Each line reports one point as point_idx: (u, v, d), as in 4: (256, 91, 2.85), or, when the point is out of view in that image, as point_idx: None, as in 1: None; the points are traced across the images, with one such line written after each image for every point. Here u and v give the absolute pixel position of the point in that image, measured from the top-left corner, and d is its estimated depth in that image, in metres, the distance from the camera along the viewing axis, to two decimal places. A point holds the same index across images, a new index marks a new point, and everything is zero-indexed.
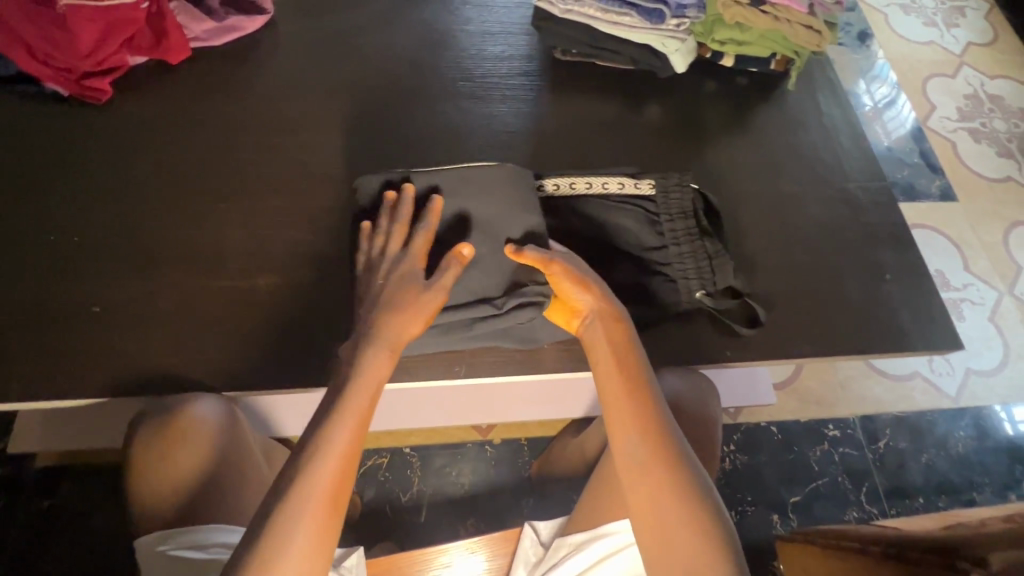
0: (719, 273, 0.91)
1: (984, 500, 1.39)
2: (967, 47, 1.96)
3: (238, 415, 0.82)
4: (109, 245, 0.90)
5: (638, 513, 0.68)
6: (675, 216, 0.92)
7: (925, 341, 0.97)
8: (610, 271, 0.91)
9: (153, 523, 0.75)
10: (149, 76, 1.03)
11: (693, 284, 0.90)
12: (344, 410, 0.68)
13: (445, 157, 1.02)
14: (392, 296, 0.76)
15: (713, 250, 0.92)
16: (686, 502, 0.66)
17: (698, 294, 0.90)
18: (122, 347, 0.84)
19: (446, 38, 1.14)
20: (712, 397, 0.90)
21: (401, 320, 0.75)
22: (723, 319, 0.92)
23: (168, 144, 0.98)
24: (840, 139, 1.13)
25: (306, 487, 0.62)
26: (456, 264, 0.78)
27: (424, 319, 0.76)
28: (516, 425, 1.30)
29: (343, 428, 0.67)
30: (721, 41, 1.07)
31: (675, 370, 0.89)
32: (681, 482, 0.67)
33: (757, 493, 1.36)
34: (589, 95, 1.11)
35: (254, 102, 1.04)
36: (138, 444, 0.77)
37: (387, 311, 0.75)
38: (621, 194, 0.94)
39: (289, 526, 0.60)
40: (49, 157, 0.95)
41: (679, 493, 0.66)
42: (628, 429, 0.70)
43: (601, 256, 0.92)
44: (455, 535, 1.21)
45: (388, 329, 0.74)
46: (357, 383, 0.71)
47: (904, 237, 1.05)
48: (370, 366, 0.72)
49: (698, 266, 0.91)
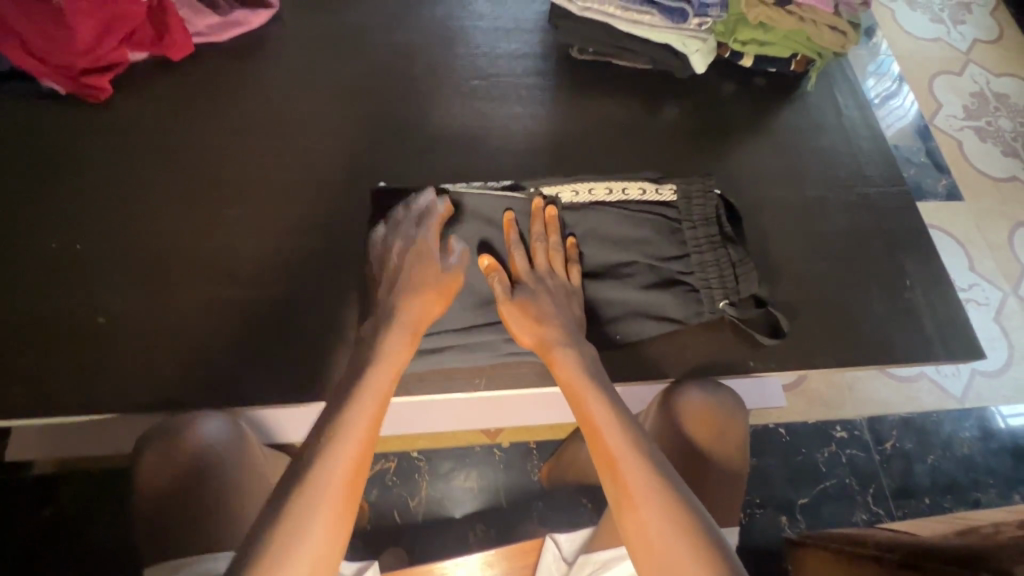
0: (743, 282, 0.89)
1: (988, 500, 1.39)
2: (973, 44, 1.94)
3: (245, 434, 0.79)
4: (113, 253, 0.86)
5: (629, 526, 0.66)
6: (697, 223, 0.90)
7: (945, 348, 0.96)
8: (631, 279, 0.89)
9: (162, 553, 0.71)
10: (151, 74, 0.99)
11: (716, 294, 0.88)
12: (360, 393, 0.68)
13: (458, 160, 0.99)
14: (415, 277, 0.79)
15: (736, 258, 0.89)
16: (674, 506, 0.65)
17: (722, 304, 0.88)
18: (133, 358, 0.81)
19: (458, 35, 1.10)
20: (739, 411, 0.86)
21: (421, 301, 0.78)
22: (745, 328, 0.91)
23: (172, 146, 0.94)
24: (856, 141, 1.11)
25: (325, 464, 0.61)
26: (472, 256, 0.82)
27: (443, 303, 0.79)
28: (524, 429, 1.29)
29: (360, 410, 0.67)
30: (744, 42, 1.05)
31: (698, 383, 0.88)
32: (672, 489, 0.66)
33: (765, 495, 1.36)
34: (605, 96, 1.09)
35: (260, 101, 1.00)
36: (146, 468, 0.75)
37: (411, 292, 0.78)
38: (642, 200, 0.91)
39: (310, 500, 0.59)
40: (48, 160, 0.91)
41: (669, 500, 0.65)
42: (612, 440, 0.70)
43: (622, 265, 0.90)
44: (463, 539, 1.20)
45: (411, 309, 0.77)
46: (371, 369, 0.71)
47: (924, 242, 1.04)
48: (391, 348, 0.73)
49: (722, 275, 0.89)
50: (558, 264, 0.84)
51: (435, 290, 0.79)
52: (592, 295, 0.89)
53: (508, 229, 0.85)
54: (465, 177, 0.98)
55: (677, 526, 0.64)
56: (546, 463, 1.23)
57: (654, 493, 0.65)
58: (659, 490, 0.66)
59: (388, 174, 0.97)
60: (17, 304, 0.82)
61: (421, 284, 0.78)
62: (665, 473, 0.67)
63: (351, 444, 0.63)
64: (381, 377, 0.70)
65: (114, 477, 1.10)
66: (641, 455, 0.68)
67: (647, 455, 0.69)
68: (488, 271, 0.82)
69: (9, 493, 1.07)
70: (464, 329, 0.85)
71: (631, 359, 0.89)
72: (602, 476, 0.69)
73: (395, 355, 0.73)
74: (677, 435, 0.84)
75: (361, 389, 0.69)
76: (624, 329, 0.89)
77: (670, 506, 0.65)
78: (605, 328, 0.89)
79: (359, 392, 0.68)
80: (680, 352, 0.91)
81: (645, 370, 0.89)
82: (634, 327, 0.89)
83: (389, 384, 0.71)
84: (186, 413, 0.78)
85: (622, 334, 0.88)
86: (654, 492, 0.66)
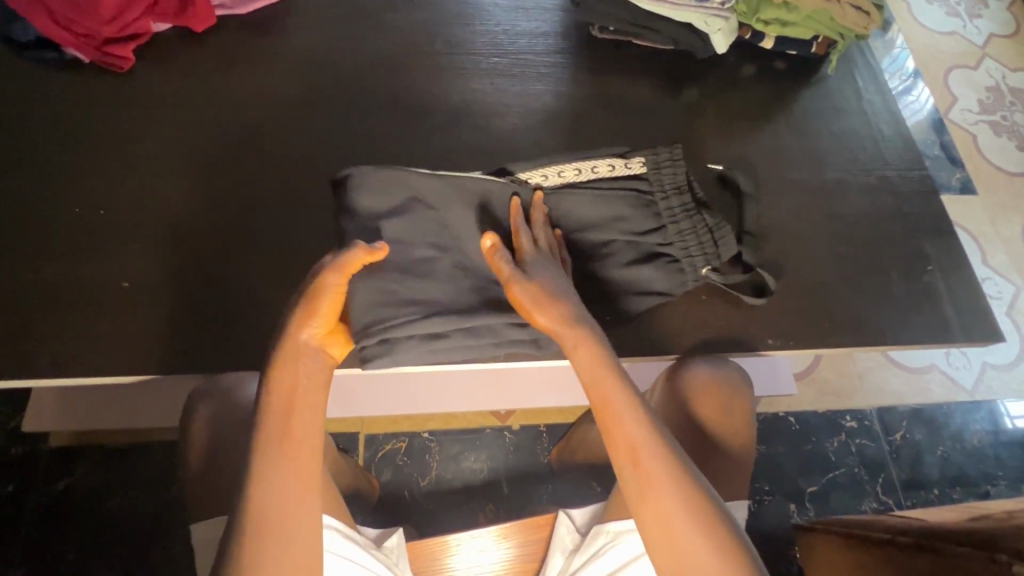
0: (721, 245, 0.89)
1: (998, 493, 1.39)
2: (989, 38, 1.93)
3: None
4: (137, 221, 0.87)
5: (646, 508, 0.66)
6: (669, 192, 0.90)
7: (965, 333, 0.95)
8: (611, 258, 0.88)
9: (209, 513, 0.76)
10: (173, 45, 0.99)
11: (697, 261, 0.88)
12: (289, 427, 0.66)
13: (478, 136, 1.00)
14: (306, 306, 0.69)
15: (713, 222, 0.89)
16: (691, 494, 0.66)
17: (704, 271, 0.88)
18: (156, 325, 0.82)
19: (478, 12, 1.10)
20: (743, 390, 0.89)
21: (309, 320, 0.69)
22: (739, 293, 0.91)
23: (194, 117, 0.95)
24: (876, 125, 1.11)
25: (265, 548, 0.61)
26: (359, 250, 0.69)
27: (331, 304, 0.69)
28: (534, 413, 1.31)
29: (283, 480, 0.64)
30: (767, 21, 1.04)
31: (707, 360, 0.90)
32: (689, 480, 0.67)
33: (774, 483, 1.36)
34: (625, 76, 1.08)
35: (282, 75, 1.00)
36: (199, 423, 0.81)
37: (303, 319, 0.69)
38: (612, 176, 0.90)
39: (260, 550, 0.61)
40: (72, 128, 0.92)
41: (687, 491, 0.66)
42: (632, 428, 0.69)
43: (597, 246, 0.89)
44: (473, 520, 1.21)
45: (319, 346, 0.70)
46: (295, 393, 0.68)
47: (944, 228, 1.03)
48: (312, 372, 0.69)
49: (700, 242, 0.88)
50: (555, 251, 0.82)
51: (298, 341, 0.69)
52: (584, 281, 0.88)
53: (514, 213, 0.81)
54: (484, 153, 0.98)
55: (694, 511, 0.65)
56: (556, 445, 1.24)
57: (674, 480, 0.66)
58: (677, 478, 0.66)
59: (407, 149, 0.97)
60: (42, 269, 0.82)
61: (282, 346, 0.69)
62: (681, 458, 0.68)
63: (284, 529, 0.62)
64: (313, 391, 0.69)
65: (130, 448, 1.11)
66: (659, 443, 0.68)
67: (666, 441, 0.69)
68: (489, 254, 0.75)
69: (28, 464, 1.09)
70: (463, 312, 0.78)
71: (649, 332, 0.89)
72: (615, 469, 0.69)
73: (313, 395, 0.69)
74: (680, 410, 0.87)
75: (274, 466, 0.64)
76: (617, 307, 0.88)
77: (687, 494, 0.66)
78: (599, 310, 0.88)
79: (276, 479, 0.64)
80: (699, 328, 0.90)
81: (664, 343, 0.88)
82: (620, 306, 0.88)
83: (318, 398, 0.69)
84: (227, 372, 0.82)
85: (609, 314, 0.88)
86: (675, 479, 0.66)
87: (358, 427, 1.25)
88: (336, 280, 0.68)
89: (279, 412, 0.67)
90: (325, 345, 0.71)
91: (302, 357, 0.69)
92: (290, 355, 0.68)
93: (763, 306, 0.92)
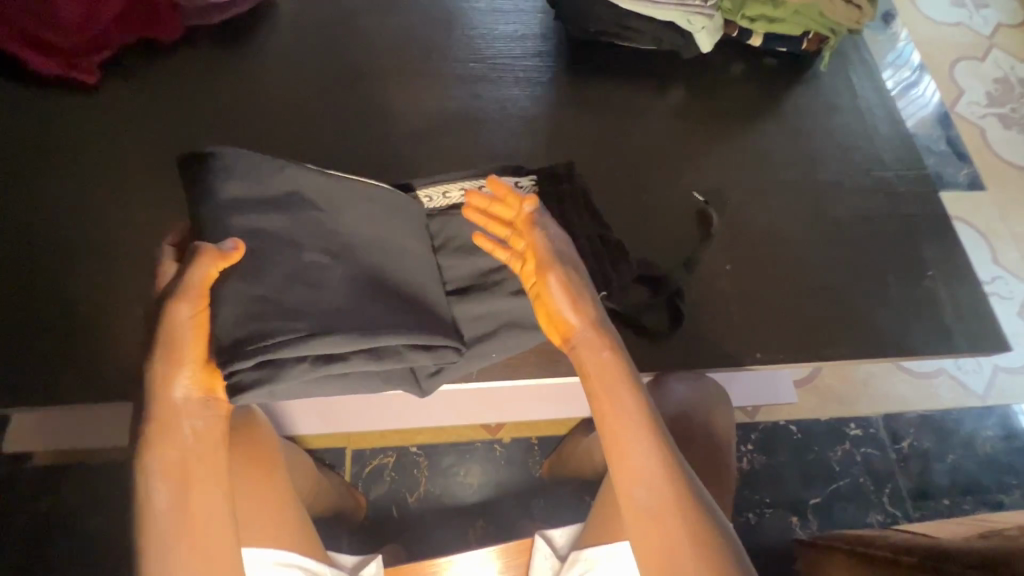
0: (622, 269, 0.80)
1: (1013, 502, 1.33)
2: (996, 28, 1.86)
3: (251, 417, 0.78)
4: (102, 241, 0.86)
5: (648, 543, 0.57)
6: (565, 212, 0.82)
7: (969, 340, 0.90)
8: (502, 286, 0.78)
9: None
10: (139, 58, 0.98)
11: (595, 285, 0.78)
12: (175, 497, 0.55)
13: (453, 144, 0.96)
14: (170, 345, 0.58)
15: (614, 243, 0.81)
16: (703, 530, 0.56)
17: (601, 297, 0.78)
18: (119, 348, 0.80)
19: (454, 17, 1.07)
20: (726, 405, 0.82)
21: (173, 360, 0.58)
22: (642, 325, 0.83)
23: (162, 132, 0.93)
24: (871, 123, 1.06)
25: None
26: (210, 258, 0.60)
27: (197, 340, 0.59)
28: (525, 425, 1.27)
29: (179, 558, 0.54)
30: (751, 18, 1.02)
31: (686, 378, 0.82)
32: (697, 514, 0.57)
33: (776, 494, 1.31)
34: (607, 78, 1.04)
35: (251, 85, 0.98)
36: None
37: (164, 362, 0.57)
38: None
39: None
40: (40, 145, 0.90)
41: (700, 525, 0.56)
42: (639, 447, 0.59)
43: (485, 271, 0.79)
44: (463, 537, 1.18)
45: (197, 393, 0.59)
46: (175, 454, 0.56)
47: (945, 229, 0.98)
48: (197, 425, 0.58)
49: (598, 263, 0.79)
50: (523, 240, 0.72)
51: (171, 399, 0.57)
52: (459, 313, 0.77)
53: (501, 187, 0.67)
54: (459, 162, 0.95)
55: (702, 553, 0.55)
56: (547, 459, 1.20)
57: (686, 512, 0.56)
58: (689, 509, 0.57)
59: (379, 159, 0.94)
60: (5, 292, 0.81)
61: (151, 405, 0.57)
62: (692, 486, 0.58)
63: None
64: (203, 446, 0.58)
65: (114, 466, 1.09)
66: (668, 468, 0.58)
67: (678, 464, 0.59)
68: (518, 221, 0.67)
69: (12, 483, 1.07)
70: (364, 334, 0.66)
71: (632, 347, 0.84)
72: (619, 491, 0.59)
73: (199, 452, 0.57)
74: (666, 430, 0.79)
75: (163, 545, 0.54)
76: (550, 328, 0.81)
77: (699, 528, 0.56)
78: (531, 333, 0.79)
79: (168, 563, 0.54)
80: (682, 341, 0.85)
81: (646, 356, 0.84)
82: (511, 340, 0.78)
83: (211, 454, 0.58)
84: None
85: (498, 351, 0.78)
86: (688, 511, 0.57)
87: (344, 442, 1.22)
88: (184, 313, 0.58)
89: (158, 481, 0.55)
90: (208, 392, 0.60)
91: (180, 416, 0.58)
92: (163, 417, 0.57)
93: (752, 317, 0.88)
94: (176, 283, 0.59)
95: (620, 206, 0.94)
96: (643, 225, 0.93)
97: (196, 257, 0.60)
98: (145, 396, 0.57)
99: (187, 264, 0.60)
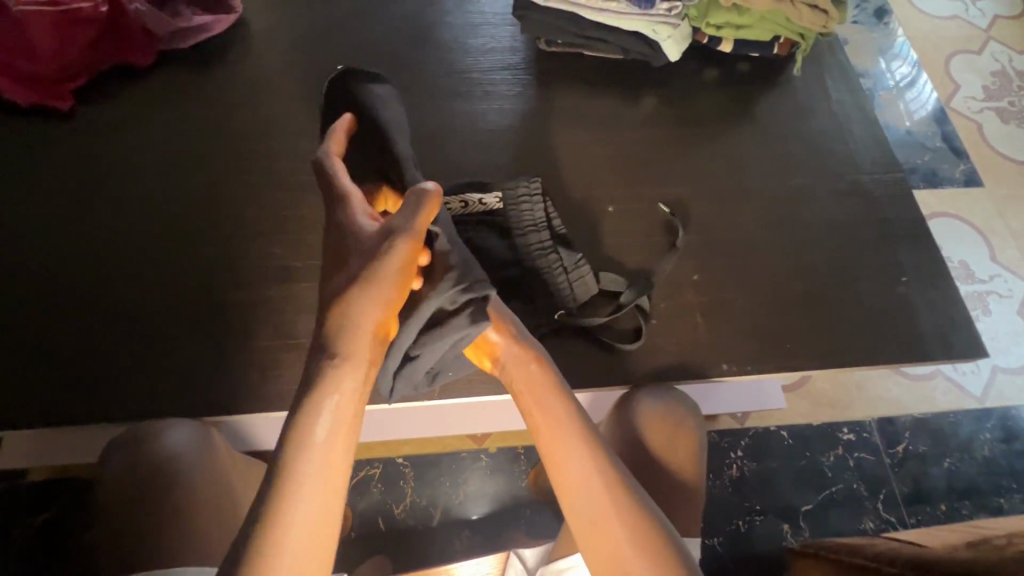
0: (579, 287, 0.86)
1: (1012, 506, 1.30)
2: (993, 21, 1.83)
3: (211, 439, 0.79)
4: (75, 261, 0.87)
5: (589, 538, 0.64)
6: (526, 230, 0.87)
7: (946, 345, 0.89)
8: None
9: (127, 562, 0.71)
10: (113, 81, 1.00)
11: (551, 304, 0.85)
12: (330, 425, 0.55)
13: (422, 157, 0.97)
14: (381, 281, 0.58)
15: (570, 262, 0.86)
16: (641, 520, 0.63)
17: (558, 314, 0.85)
18: (91, 365, 0.81)
19: (425, 31, 1.07)
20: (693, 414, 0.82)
21: (377, 296, 0.58)
22: (600, 336, 0.84)
23: (138, 155, 0.95)
24: (848, 125, 1.05)
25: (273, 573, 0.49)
26: (431, 208, 0.61)
27: (402, 284, 0.60)
28: (512, 434, 1.27)
29: (308, 484, 0.53)
30: (717, 26, 1.01)
31: (655, 390, 0.82)
32: (632, 508, 0.64)
33: (767, 501, 1.28)
34: (577, 87, 1.04)
35: (225, 106, 1.00)
36: (115, 472, 0.76)
37: (364, 292, 0.58)
38: (465, 212, 0.88)
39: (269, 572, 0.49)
40: (16, 168, 0.93)
41: (636, 516, 0.63)
42: (572, 453, 0.65)
43: None
44: (447, 547, 1.18)
45: (377, 333, 0.59)
46: (342, 387, 0.56)
47: (923, 231, 0.96)
48: (364, 366, 0.58)
49: (554, 281, 0.86)
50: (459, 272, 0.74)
51: (356, 335, 0.58)
52: None
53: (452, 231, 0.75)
54: (428, 175, 0.96)
55: (640, 541, 0.62)
56: (533, 469, 1.20)
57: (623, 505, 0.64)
58: (625, 503, 0.64)
59: None
60: None
61: (339, 331, 0.57)
62: (626, 482, 0.65)
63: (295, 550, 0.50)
64: (362, 388, 0.58)
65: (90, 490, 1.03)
66: (602, 468, 0.65)
67: (613, 464, 0.66)
68: None
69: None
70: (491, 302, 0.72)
71: (598, 360, 0.84)
72: (562, 500, 0.65)
73: (356, 388, 0.57)
74: (631, 443, 0.80)
75: (295, 472, 0.52)
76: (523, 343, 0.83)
77: (635, 519, 0.63)
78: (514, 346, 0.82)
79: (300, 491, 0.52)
80: (649, 353, 0.85)
81: (614, 369, 0.84)
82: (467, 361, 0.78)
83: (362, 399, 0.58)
84: (160, 418, 0.80)
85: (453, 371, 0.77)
86: (625, 504, 0.64)
87: None
88: (405, 254, 0.59)
89: (319, 406, 0.55)
90: (384, 335, 0.60)
91: (357, 344, 0.58)
92: (352, 352, 0.57)
93: (722, 326, 0.87)
94: (399, 226, 0.60)
95: (590, 216, 0.94)
96: (614, 235, 0.93)
97: (421, 204, 0.61)
98: (338, 325, 0.57)
99: (415, 207, 0.60)
